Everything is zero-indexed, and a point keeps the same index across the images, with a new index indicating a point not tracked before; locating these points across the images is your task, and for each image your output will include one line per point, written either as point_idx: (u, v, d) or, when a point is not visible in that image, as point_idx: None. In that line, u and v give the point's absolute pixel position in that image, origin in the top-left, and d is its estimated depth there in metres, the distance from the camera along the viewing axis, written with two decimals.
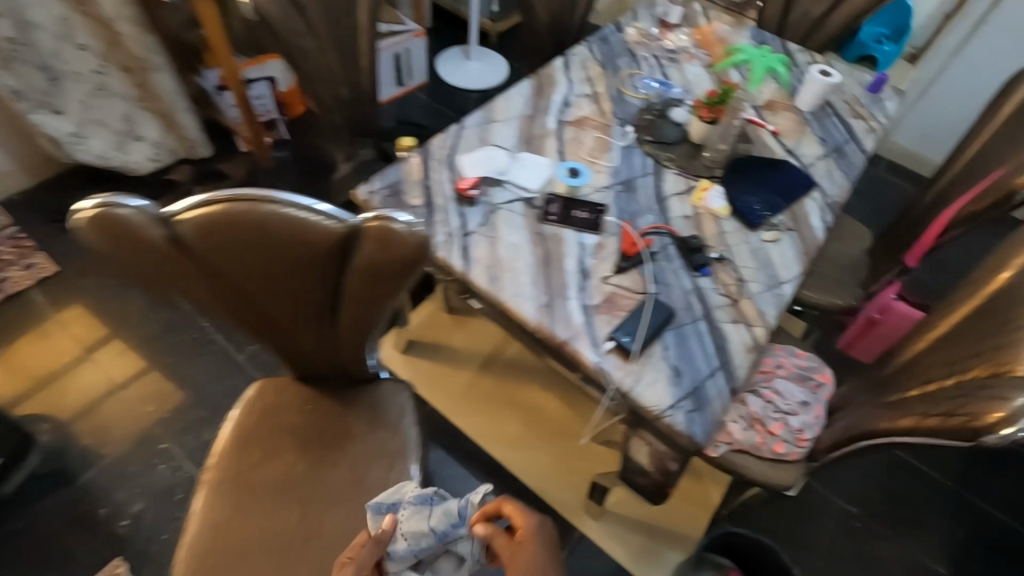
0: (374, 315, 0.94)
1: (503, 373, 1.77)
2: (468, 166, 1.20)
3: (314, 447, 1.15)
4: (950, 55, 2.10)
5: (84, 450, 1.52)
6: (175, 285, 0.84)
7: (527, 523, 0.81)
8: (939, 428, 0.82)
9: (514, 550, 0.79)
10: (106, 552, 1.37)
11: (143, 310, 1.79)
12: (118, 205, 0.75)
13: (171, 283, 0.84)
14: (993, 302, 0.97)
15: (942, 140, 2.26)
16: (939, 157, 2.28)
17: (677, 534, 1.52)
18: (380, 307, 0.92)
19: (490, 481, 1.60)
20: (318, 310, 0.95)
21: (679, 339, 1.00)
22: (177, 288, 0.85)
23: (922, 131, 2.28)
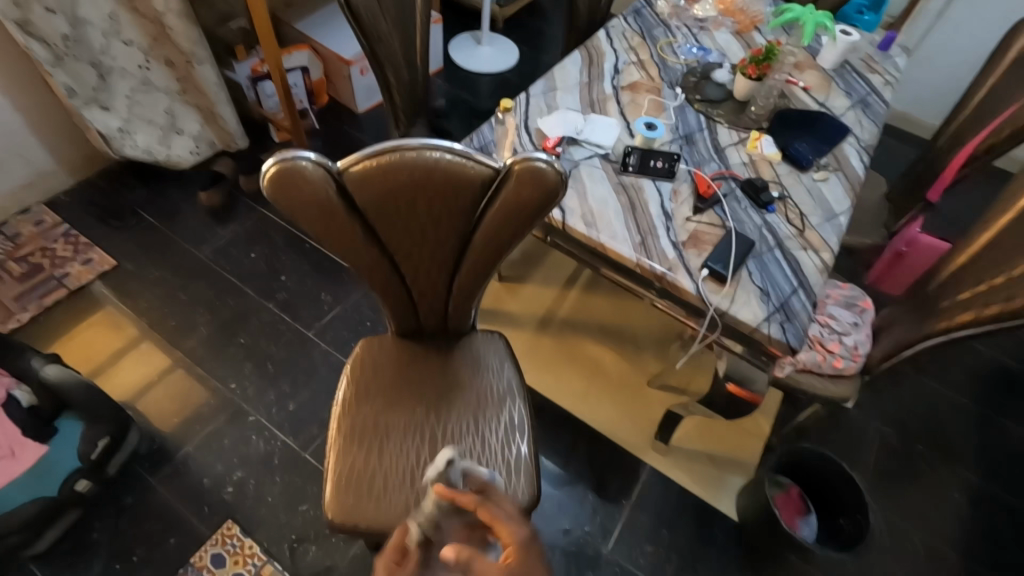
0: (500, 256, 1.03)
1: (560, 333, 1.89)
2: (549, 128, 1.31)
3: (427, 395, 1.24)
4: (935, 19, 2.28)
5: (177, 429, 1.58)
6: (337, 235, 0.94)
7: None
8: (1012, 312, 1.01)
9: None
10: (217, 517, 1.45)
11: (208, 297, 1.85)
12: (297, 158, 0.86)
13: (330, 231, 0.94)
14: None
15: (938, 103, 2.42)
16: (937, 118, 2.44)
17: (738, 462, 1.66)
18: (508, 250, 1.01)
19: (562, 430, 1.71)
20: (447, 259, 1.04)
21: (761, 265, 1.14)
22: (333, 238, 0.95)
23: (917, 94, 2.45)
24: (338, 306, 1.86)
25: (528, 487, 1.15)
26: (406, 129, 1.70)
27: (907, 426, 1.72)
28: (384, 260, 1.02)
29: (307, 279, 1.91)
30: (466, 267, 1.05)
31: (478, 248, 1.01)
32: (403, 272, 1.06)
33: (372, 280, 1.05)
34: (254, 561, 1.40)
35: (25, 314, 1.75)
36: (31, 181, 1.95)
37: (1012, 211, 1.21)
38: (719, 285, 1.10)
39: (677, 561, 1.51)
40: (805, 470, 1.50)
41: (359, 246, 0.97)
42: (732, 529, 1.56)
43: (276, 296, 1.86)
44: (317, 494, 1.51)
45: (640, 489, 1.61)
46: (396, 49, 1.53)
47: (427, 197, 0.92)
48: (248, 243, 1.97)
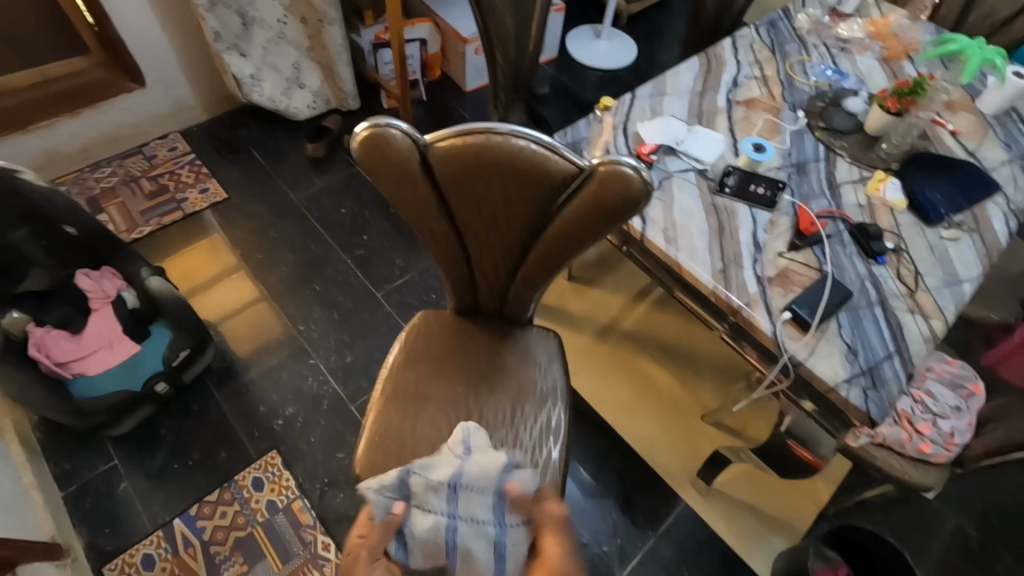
0: (568, 256, 1.01)
1: (620, 343, 1.83)
2: (648, 133, 1.25)
3: (471, 376, 1.25)
4: None
5: (247, 355, 1.72)
6: (413, 204, 0.95)
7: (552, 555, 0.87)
8: None
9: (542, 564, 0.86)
10: (265, 444, 1.56)
11: (297, 240, 1.98)
12: (389, 126, 0.87)
13: (408, 200, 0.95)
14: None
15: None
16: None
17: (782, 522, 1.53)
18: (578, 250, 0.99)
19: (600, 440, 1.65)
20: (516, 248, 1.03)
21: (854, 320, 1.02)
22: (410, 207, 0.97)
23: None
24: (409, 272, 1.92)
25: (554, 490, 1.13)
26: (504, 112, 1.69)
27: (994, 534, 1.49)
28: (454, 236, 1.03)
29: (386, 241, 1.98)
30: (532, 259, 1.04)
31: (547, 243, 0.99)
32: (469, 252, 1.07)
33: (438, 253, 1.07)
34: (288, 493, 1.50)
35: (146, 227, 1.97)
36: (173, 110, 2.18)
37: None
38: (800, 332, 1.00)
39: None
40: (863, 552, 1.33)
41: (432, 220, 0.98)
42: None
43: (355, 251, 1.96)
44: (353, 444, 1.58)
45: (669, 524, 1.53)
46: (510, 30, 1.52)
47: (507, 184, 0.91)
48: (341, 197, 2.08)
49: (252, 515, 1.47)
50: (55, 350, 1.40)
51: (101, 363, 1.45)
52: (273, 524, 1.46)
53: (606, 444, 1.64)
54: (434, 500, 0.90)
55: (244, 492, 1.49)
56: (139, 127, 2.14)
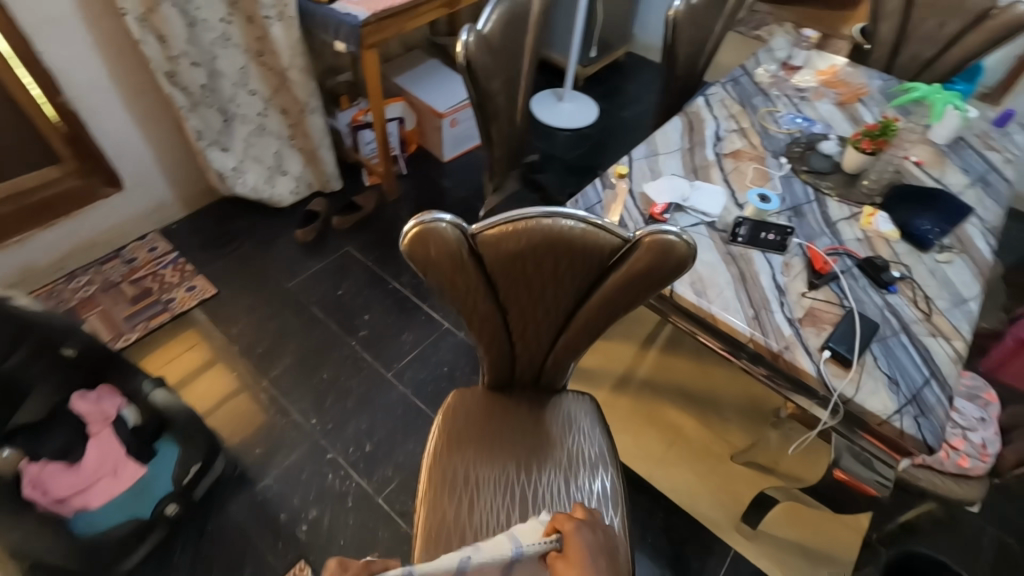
0: (614, 322, 1.02)
1: (638, 394, 1.84)
2: (656, 193, 1.32)
3: (515, 453, 1.21)
4: None
5: (258, 458, 1.61)
6: (461, 291, 0.95)
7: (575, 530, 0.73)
8: None
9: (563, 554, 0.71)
10: (291, 555, 1.45)
11: (297, 329, 1.92)
12: (436, 219, 0.89)
13: (455, 287, 0.95)
14: None
15: None
16: None
17: (832, 555, 1.52)
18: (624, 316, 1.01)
19: (638, 495, 1.62)
20: (560, 320, 1.04)
21: (886, 350, 1.07)
22: (455, 294, 0.97)
23: None
24: (417, 348, 1.88)
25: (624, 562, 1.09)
26: (500, 181, 1.74)
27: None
28: (498, 317, 1.03)
29: (388, 319, 1.95)
30: (575, 329, 1.05)
31: (591, 311, 1.01)
32: (511, 329, 1.07)
33: (480, 334, 1.06)
34: None
35: (131, 334, 1.87)
36: (152, 210, 2.12)
37: None
38: (842, 369, 1.04)
39: None
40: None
41: (478, 304, 0.99)
42: None
43: (360, 333, 1.91)
44: (386, 540, 1.49)
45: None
46: (502, 107, 1.59)
47: (554, 262, 0.93)
48: (337, 279, 2.05)
49: None
50: (54, 487, 1.32)
51: (105, 493, 1.36)
52: None
53: (645, 499, 1.62)
54: None
55: None
56: (117, 231, 2.07)
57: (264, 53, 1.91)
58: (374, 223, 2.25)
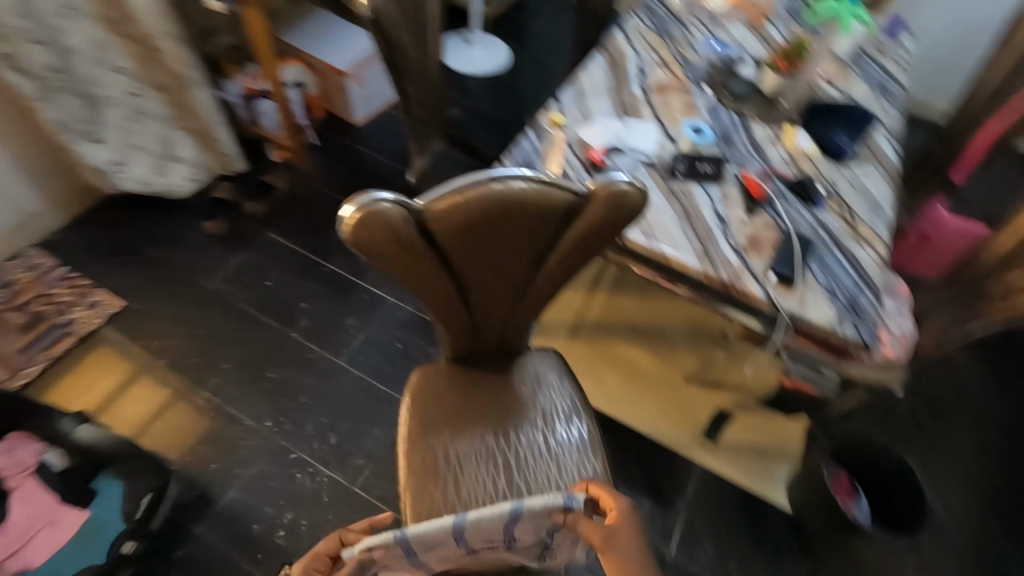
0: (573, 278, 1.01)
1: (593, 337, 1.88)
2: (592, 138, 1.29)
3: (490, 421, 1.21)
4: None
5: (216, 474, 1.51)
6: (415, 273, 0.90)
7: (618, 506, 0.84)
8: None
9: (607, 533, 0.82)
10: (274, 563, 1.39)
11: (229, 330, 1.77)
12: (377, 201, 0.81)
13: (407, 270, 0.89)
14: None
15: (948, 82, 2.34)
16: (945, 101, 2.38)
17: (782, 451, 1.69)
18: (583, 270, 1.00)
19: (608, 433, 1.70)
20: (519, 284, 1.01)
21: (823, 264, 1.14)
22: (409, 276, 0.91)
23: (927, 76, 2.38)
24: (365, 329, 1.80)
25: None
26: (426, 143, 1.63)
27: (932, 401, 1.78)
28: (456, 291, 0.98)
29: (329, 304, 1.84)
30: (536, 290, 1.03)
31: (550, 271, 0.99)
32: (470, 302, 1.02)
33: (440, 312, 1.01)
34: None
35: (33, 367, 1.65)
36: (20, 224, 1.82)
37: None
38: (787, 289, 1.10)
39: (739, 555, 1.55)
40: (856, 458, 1.55)
41: (434, 283, 0.93)
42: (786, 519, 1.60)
43: (300, 323, 1.80)
44: None
45: (692, 489, 1.62)
46: (416, 61, 1.46)
47: (509, 227, 0.89)
48: (263, 270, 1.89)
49: None
50: None
51: (46, 548, 1.22)
52: None
53: (614, 435, 1.70)
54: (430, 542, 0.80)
55: None
56: None
57: (122, 20, 1.60)
58: (292, 202, 2.07)
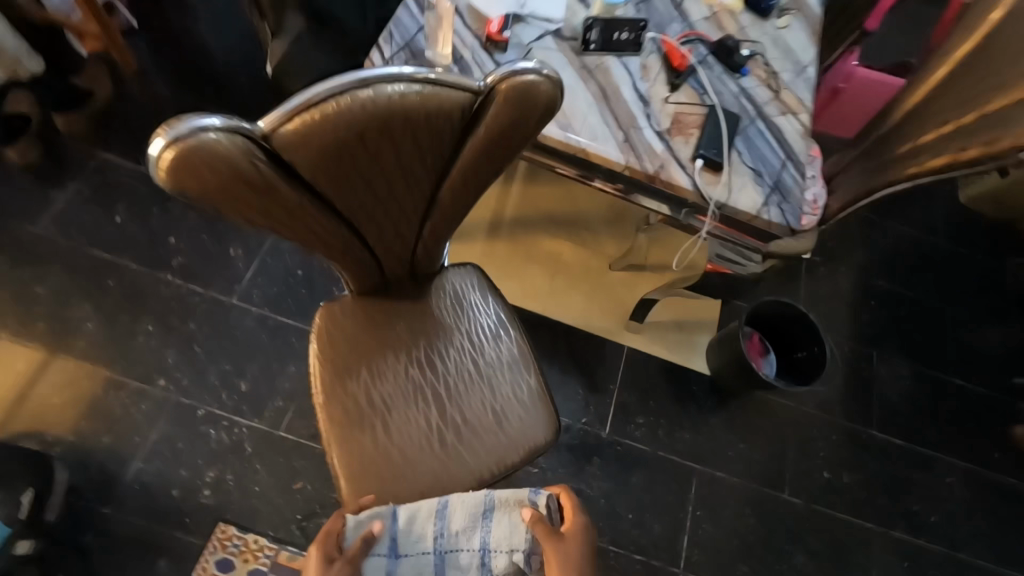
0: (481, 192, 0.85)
1: (513, 234, 1.77)
2: (486, 4, 1.04)
3: (412, 354, 1.11)
4: None
5: (112, 447, 1.34)
6: (280, 215, 0.71)
7: (574, 521, 0.94)
8: (978, 155, 1.01)
9: (557, 541, 0.91)
10: (206, 524, 1.31)
11: (84, 284, 1.47)
12: (199, 130, 0.59)
13: (270, 213, 0.70)
14: (992, 39, 1.13)
15: None
16: None
17: (702, 322, 1.76)
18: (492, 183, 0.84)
19: (538, 331, 1.67)
20: (419, 208, 0.84)
21: (748, 142, 1.05)
22: (274, 220, 0.72)
23: None
24: (255, 260, 1.56)
25: (548, 413, 1.11)
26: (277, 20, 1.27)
27: (829, 256, 1.91)
28: (342, 226, 0.80)
29: (203, 236, 1.56)
30: (440, 212, 0.87)
31: (453, 188, 0.82)
32: (364, 234, 0.85)
33: (328, 251, 0.84)
34: (266, 553, 1.30)
35: None
36: None
37: (976, 38, 1.18)
38: (714, 175, 1.01)
39: (666, 424, 1.64)
40: (769, 319, 1.65)
41: (309, 223, 0.75)
42: (707, 383, 1.71)
43: (172, 263, 1.52)
44: (306, 469, 1.39)
45: (620, 370, 1.68)
46: None
47: (391, 143, 0.70)
48: (107, 204, 1.54)
49: None
50: None
51: None
52: None
53: (544, 332, 1.67)
54: (419, 529, 1.00)
55: None
56: None
57: None
58: (123, 111, 1.63)
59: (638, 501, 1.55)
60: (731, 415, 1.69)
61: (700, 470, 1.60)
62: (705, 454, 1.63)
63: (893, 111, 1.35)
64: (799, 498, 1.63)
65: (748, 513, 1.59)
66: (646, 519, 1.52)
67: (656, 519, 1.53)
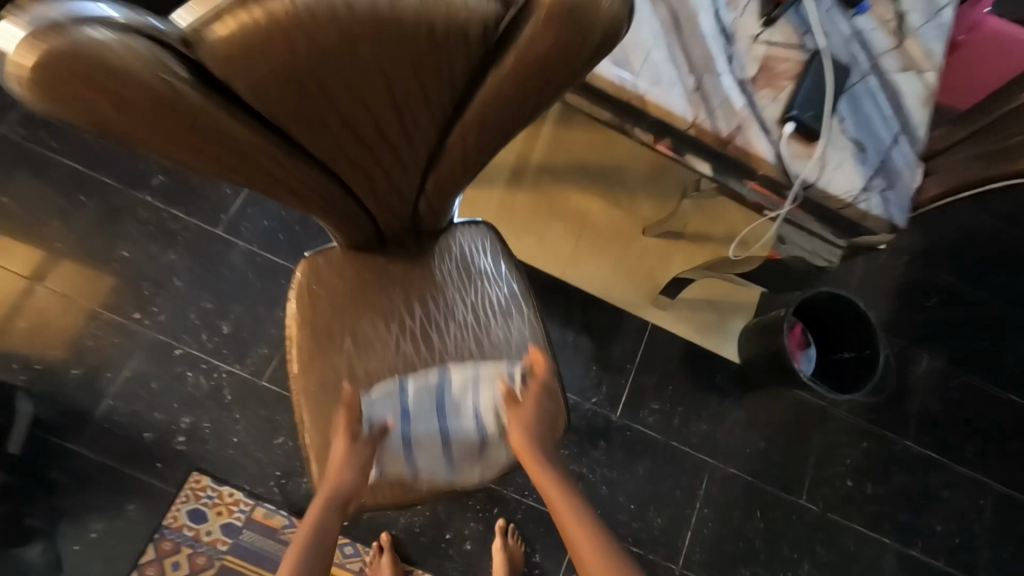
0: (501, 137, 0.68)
1: (538, 184, 1.55)
2: None
3: (405, 322, 0.95)
4: None
5: (81, 381, 1.24)
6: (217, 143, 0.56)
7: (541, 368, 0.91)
8: None
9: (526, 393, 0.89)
10: (179, 471, 1.22)
11: (53, 198, 1.32)
12: (80, 22, 0.43)
13: (204, 147, 0.56)
14: None
15: None
16: None
17: (737, 305, 1.58)
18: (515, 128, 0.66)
19: (555, 298, 1.49)
20: (421, 153, 0.69)
21: (855, 104, 0.81)
22: (216, 155, 0.58)
23: None
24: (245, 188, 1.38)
25: (558, 405, 0.95)
26: None
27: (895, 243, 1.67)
28: (312, 165, 0.66)
29: None
30: (447, 159, 0.71)
31: (464, 132, 0.66)
32: (343, 177, 0.70)
33: (298, 196, 0.70)
34: (240, 508, 1.22)
35: None
36: None
37: None
38: (805, 145, 0.78)
39: (683, 413, 1.49)
40: (816, 308, 1.42)
41: (260, 154, 0.60)
42: (733, 373, 1.54)
43: (152, 183, 1.35)
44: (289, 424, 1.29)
45: (641, 348, 1.50)
46: None
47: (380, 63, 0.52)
48: None
49: (211, 549, 1.20)
50: None
51: None
52: (242, 545, 1.21)
53: (562, 300, 1.50)
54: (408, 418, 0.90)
55: (185, 532, 1.19)
56: None
57: None
58: None
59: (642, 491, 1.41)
60: (755, 409, 1.52)
61: (713, 465, 1.47)
62: (722, 449, 1.48)
63: (1021, 89, 1.09)
64: (817, 505, 1.50)
65: (759, 516, 1.46)
66: (647, 511, 1.41)
67: (659, 512, 1.42)
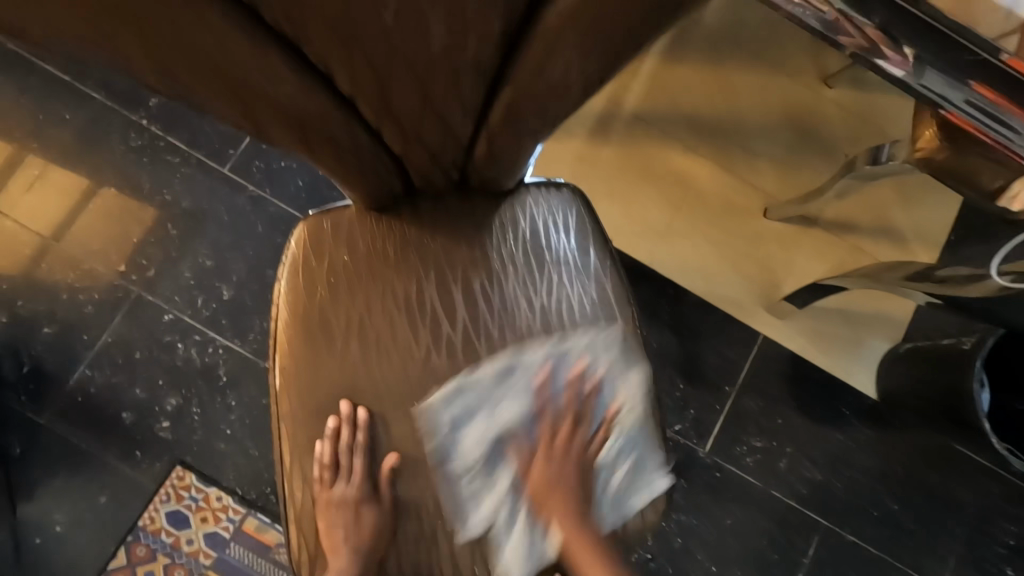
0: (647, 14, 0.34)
1: (631, 137, 1.18)
2: None
3: (443, 330, 0.63)
4: None
5: (55, 339, 1.02)
6: None
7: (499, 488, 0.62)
8: None
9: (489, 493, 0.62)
10: (159, 462, 1.00)
11: (34, 115, 1.07)
12: None
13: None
14: None
15: None
16: None
17: (884, 319, 1.15)
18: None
19: (639, 289, 1.14)
20: (484, 53, 0.37)
21: None
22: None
23: None
24: None
25: (655, 474, 0.64)
26: None
27: None
28: (280, 51, 0.35)
29: None
30: (529, 67, 0.38)
31: (572, 16, 0.34)
32: (335, 80, 0.39)
33: (260, 107, 0.39)
34: (229, 516, 1.00)
35: None
36: None
37: None
38: None
39: (793, 456, 1.11)
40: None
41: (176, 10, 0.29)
42: (868, 409, 1.12)
43: (149, 102, 1.08)
44: None
45: (748, 365, 1.13)
46: None
47: None
48: None
49: (192, 562, 0.99)
50: None
51: None
52: (226, 560, 0.99)
53: (648, 292, 1.14)
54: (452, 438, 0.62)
55: (163, 538, 0.99)
56: None
57: None
58: None
59: (729, 553, 1.08)
60: (897, 463, 1.11)
61: (827, 529, 1.09)
62: (843, 509, 1.10)
63: None
64: None
65: None
66: None
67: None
